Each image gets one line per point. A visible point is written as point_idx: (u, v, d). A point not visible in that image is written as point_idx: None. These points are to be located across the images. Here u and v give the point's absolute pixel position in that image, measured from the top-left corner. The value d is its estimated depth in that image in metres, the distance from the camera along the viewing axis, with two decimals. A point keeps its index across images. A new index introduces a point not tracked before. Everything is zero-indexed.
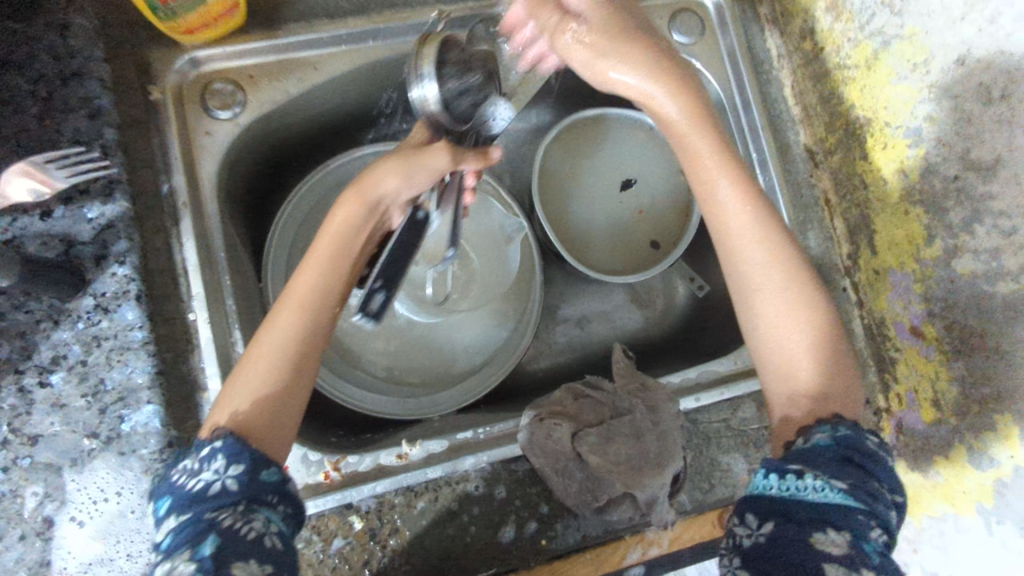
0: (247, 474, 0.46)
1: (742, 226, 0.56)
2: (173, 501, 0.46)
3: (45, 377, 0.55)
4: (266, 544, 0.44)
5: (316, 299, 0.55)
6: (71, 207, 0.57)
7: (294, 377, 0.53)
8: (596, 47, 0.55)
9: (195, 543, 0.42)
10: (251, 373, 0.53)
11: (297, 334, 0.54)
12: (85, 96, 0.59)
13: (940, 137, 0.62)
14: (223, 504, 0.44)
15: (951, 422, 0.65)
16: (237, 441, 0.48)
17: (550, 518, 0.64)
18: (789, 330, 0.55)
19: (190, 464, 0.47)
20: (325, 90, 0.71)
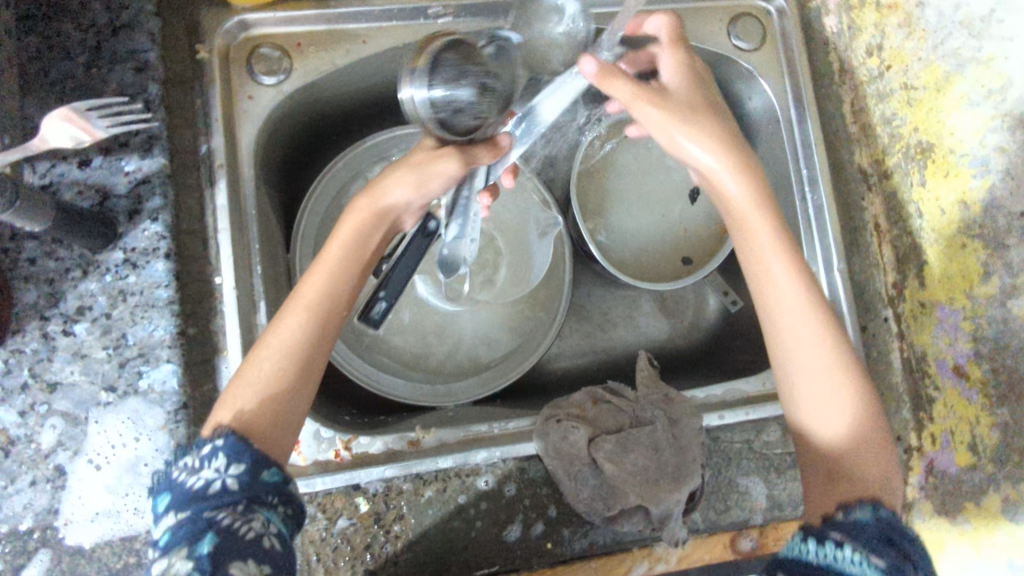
0: (248, 474, 0.46)
1: (788, 302, 0.55)
2: (170, 497, 0.45)
3: (69, 327, 0.55)
4: (264, 544, 0.43)
5: (321, 302, 0.54)
6: (110, 157, 0.57)
7: (300, 377, 0.52)
8: (668, 112, 0.54)
9: (192, 542, 0.41)
10: (257, 372, 0.51)
11: (306, 332, 0.53)
12: (133, 49, 0.58)
13: (1009, 171, 0.61)
14: (223, 502, 0.44)
15: (987, 469, 0.64)
16: (241, 441, 0.47)
17: (558, 523, 0.63)
18: (828, 416, 0.53)
19: (190, 461, 0.46)
20: (372, 63, 0.70)
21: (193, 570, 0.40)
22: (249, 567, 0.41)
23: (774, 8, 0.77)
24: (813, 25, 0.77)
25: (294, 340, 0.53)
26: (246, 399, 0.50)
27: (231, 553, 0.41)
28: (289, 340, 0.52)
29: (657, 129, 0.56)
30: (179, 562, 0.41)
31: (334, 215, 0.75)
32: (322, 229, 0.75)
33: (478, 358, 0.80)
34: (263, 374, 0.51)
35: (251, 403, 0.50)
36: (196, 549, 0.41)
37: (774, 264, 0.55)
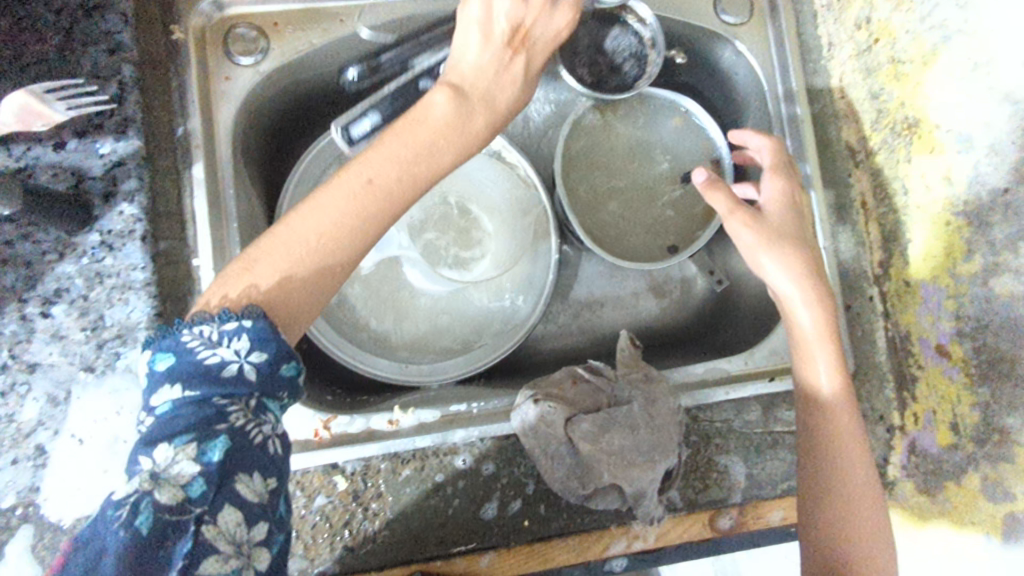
0: (267, 365, 0.44)
1: (846, 438, 0.58)
2: (178, 367, 0.42)
3: (47, 309, 0.55)
4: (268, 451, 0.43)
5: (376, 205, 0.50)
6: (85, 141, 0.57)
7: (326, 281, 0.50)
8: (765, 239, 0.61)
9: (203, 438, 0.40)
10: (293, 246, 0.48)
11: (357, 219, 0.50)
12: (106, 30, 0.59)
13: (993, 146, 0.58)
14: (237, 394, 0.42)
15: (966, 449, 0.62)
16: (267, 329, 0.45)
17: (535, 500, 0.64)
18: (853, 548, 0.57)
19: (208, 334, 0.43)
20: (354, 44, 0.70)
21: (200, 475, 0.39)
22: (253, 481, 0.41)
23: None
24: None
25: (348, 227, 0.49)
26: (275, 272, 0.47)
27: (239, 462, 0.41)
28: (343, 227, 0.49)
29: (747, 251, 0.62)
30: (187, 458, 0.39)
31: None
32: None
33: (466, 336, 0.80)
34: (305, 251, 0.48)
35: (271, 280, 0.47)
36: (205, 452, 0.39)
37: (833, 403, 0.59)
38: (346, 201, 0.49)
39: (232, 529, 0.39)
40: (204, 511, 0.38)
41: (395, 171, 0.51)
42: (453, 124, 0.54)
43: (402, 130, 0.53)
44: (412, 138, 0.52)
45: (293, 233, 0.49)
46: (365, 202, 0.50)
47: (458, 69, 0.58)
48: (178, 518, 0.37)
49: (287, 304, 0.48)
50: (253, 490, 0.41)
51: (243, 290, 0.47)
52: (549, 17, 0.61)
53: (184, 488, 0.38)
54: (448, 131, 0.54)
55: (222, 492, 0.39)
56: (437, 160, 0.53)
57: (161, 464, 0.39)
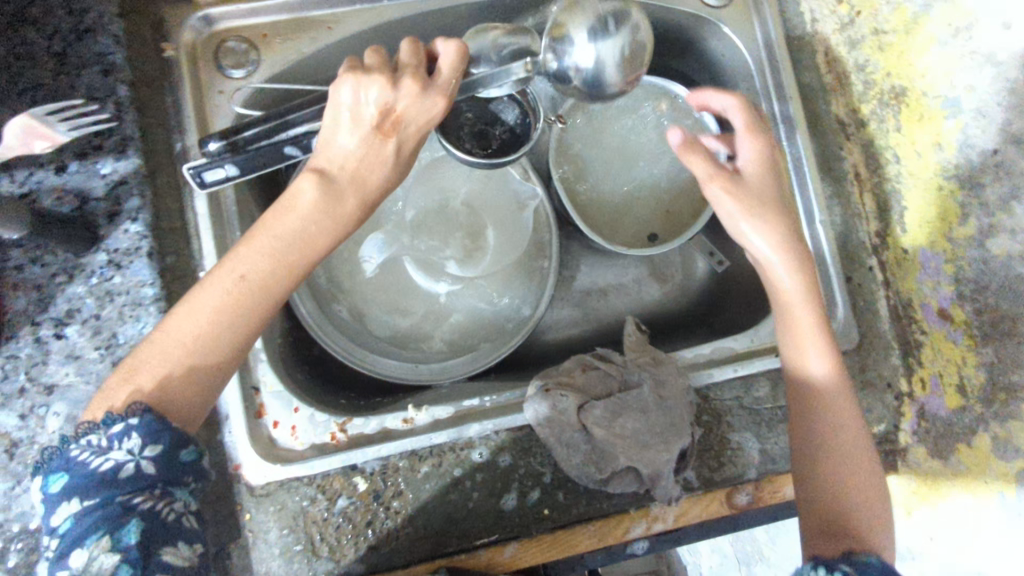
0: (165, 454, 0.43)
1: (827, 386, 0.58)
2: (70, 481, 0.41)
3: (61, 330, 0.56)
4: (185, 525, 0.43)
5: (252, 296, 0.48)
6: (85, 163, 0.58)
7: (208, 379, 0.47)
8: (748, 208, 0.58)
9: (113, 531, 0.40)
10: (169, 350, 0.46)
11: (231, 318, 0.47)
12: (98, 52, 0.59)
13: (980, 108, 0.59)
14: (139, 486, 0.42)
15: (975, 410, 0.63)
16: (157, 420, 0.43)
17: (553, 489, 0.64)
18: (853, 490, 0.55)
19: (97, 440, 0.43)
20: (344, 50, 0.70)
21: (123, 562, 0.39)
22: (179, 548, 0.42)
23: None
24: None
25: (222, 325, 0.47)
26: (150, 378, 0.46)
27: (161, 539, 0.41)
28: (223, 318, 0.47)
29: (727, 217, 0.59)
30: (102, 554, 0.39)
31: None
32: None
33: (470, 335, 0.80)
34: (181, 352, 0.46)
35: (146, 385, 0.46)
36: (120, 540, 0.40)
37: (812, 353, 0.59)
38: (217, 302, 0.47)
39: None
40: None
41: (268, 262, 0.49)
42: (325, 208, 0.51)
43: (270, 220, 0.50)
44: (280, 230, 0.49)
45: (166, 338, 0.47)
46: (238, 304, 0.47)
47: (327, 153, 0.52)
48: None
49: (178, 398, 0.46)
50: (181, 556, 0.42)
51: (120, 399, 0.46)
52: (418, 103, 0.52)
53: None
54: (317, 222, 0.50)
55: (149, 569, 0.40)
56: (316, 244, 0.50)
57: (81, 566, 0.39)
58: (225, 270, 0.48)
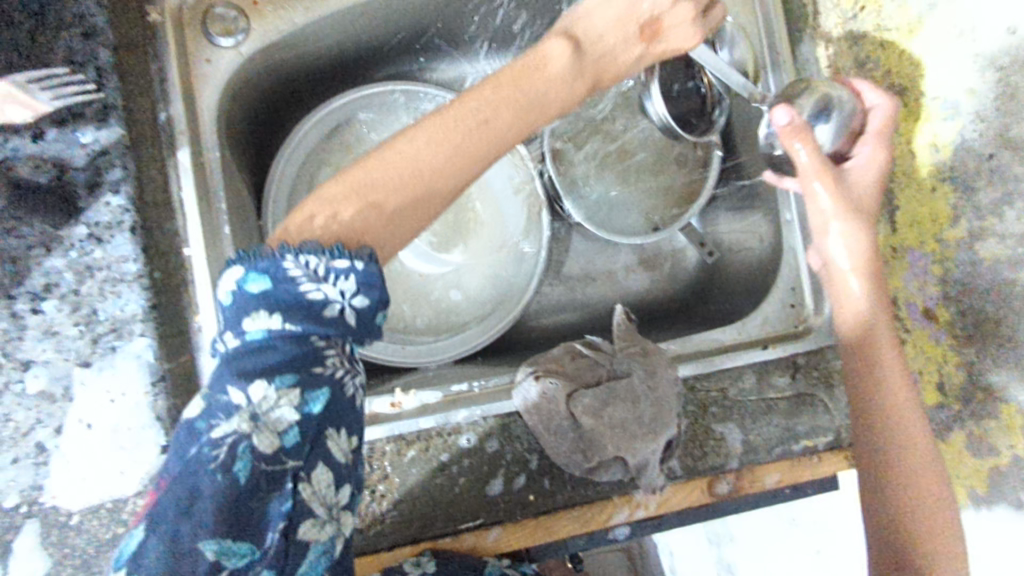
0: (365, 311, 0.42)
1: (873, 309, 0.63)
2: (273, 292, 0.40)
3: (37, 305, 0.54)
4: (355, 404, 0.43)
5: (489, 146, 0.47)
6: (65, 129, 0.55)
7: (411, 216, 0.46)
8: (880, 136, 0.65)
9: (305, 390, 0.39)
10: (399, 168, 0.45)
11: (462, 156, 0.46)
12: (80, 13, 0.57)
13: (978, 112, 0.59)
14: (333, 335, 0.41)
15: (952, 407, 0.65)
16: (377, 272, 0.42)
17: (538, 475, 0.64)
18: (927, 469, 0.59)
19: (314, 264, 0.41)
20: (336, 20, 0.68)
21: (297, 425, 0.39)
22: (340, 438, 0.41)
23: None
24: None
25: (458, 154, 0.46)
26: (380, 190, 0.45)
27: (335, 417, 0.41)
28: (442, 159, 0.46)
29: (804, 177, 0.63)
30: (287, 408, 0.38)
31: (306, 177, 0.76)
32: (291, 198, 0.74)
33: (463, 312, 0.80)
34: (393, 188, 0.45)
35: (367, 200, 0.44)
36: (308, 403, 0.39)
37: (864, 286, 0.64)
38: (460, 136, 0.46)
39: (323, 491, 0.39)
40: (298, 467, 0.38)
41: (507, 112, 0.48)
42: (574, 78, 0.52)
43: (541, 63, 0.51)
44: (531, 87, 0.50)
45: (399, 157, 0.45)
46: (482, 141, 0.47)
47: (585, 23, 0.55)
48: (273, 471, 0.37)
49: (369, 235, 0.44)
50: (341, 451, 0.41)
51: (342, 211, 0.44)
52: (679, 26, 0.58)
53: (280, 438, 0.38)
54: (564, 86, 0.52)
55: (317, 451, 0.39)
56: (548, 110, 0.51)
57: (259, 403, 0.38)
58: (466, 113, 0.47)
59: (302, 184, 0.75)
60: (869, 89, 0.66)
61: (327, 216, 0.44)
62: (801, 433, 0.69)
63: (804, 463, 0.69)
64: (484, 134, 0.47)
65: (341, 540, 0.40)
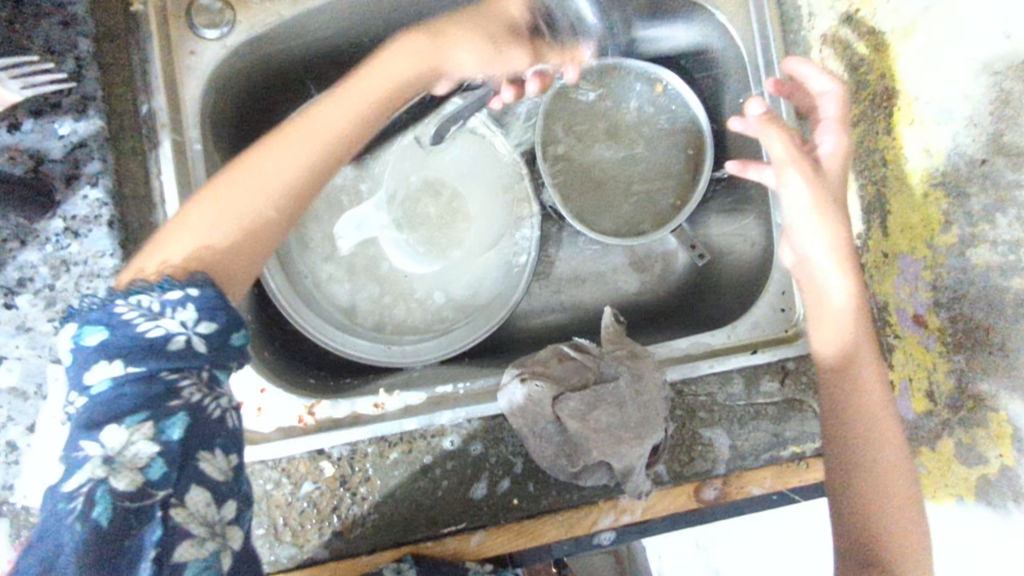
0: (218, 334, 0.42)
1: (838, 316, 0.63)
2: (111, 340, 0.39)
3: (11, 300, 0.53)
4: (224, 425, 0.42)
5: (292, 143, 0.52)
6: (41, 121, 0.55)
7: (276, 220, 0.50)
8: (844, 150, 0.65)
9: (158, 418, 0.38)
10: (245, 195, 0.48)
11: (298, 179, 0.51)
12: (58, 1, 0.57)
13: (971, 119, 0.58)
14: (189, 366, 0.41)
15: (942, 415, 0.64)
16: (216, 296, 0.43)
17: (523, 478, 0.63)
18: (899, 480, 0.59)
19: (148, 302, 0.41)
20: (324, 13, 0.66)
21: (159, 456, 0.38)
22: (214, 457, 0.40)
23: None
24: None
25: (299, 178, 0.51)
26: (238, 215, 0.48)
27: (200, 440, 0.40)
28: (281, 165, 0.50)
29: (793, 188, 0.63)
30: (143, 441, 0.38)
31: None
32: None
33: (453, 312, 0.79)
34: (251, 199, 0.49)
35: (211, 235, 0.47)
36: (164, 431, 0.38)
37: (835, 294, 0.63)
38: (295, 143, 0.52)
39: (200, 509, 0.39)
40: (168, 495, 0.37)
41: (335, 117, 0.54)
42: (388, 93, 0.58)
43: (390, 77, 0.59)
44: (364, 83, 0.58)
45: (241, 186, 0.49)
46: (291, 140, 0.52)
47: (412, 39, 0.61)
48: (139, 507, 0.36)
49: (233, 248, 0.48)
50: (217, 469, 0.40)
51: (175, 253, 0.46)
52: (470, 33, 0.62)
53: (142, 473, 0.37)
54: (395, 88, 0.59)
55: (185, 475, 0.38)
56: (364, 109, 0.56)
57: (115, 448, 0.37)
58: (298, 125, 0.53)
59: None
60: (816, 70, 0.66)
61: (161, 261, 0.46)
62: (790, 438, 0.68)
63: (793, 470, 0.69)
64: (295, 134, 0.52)
65: (229, 556, 0.39)
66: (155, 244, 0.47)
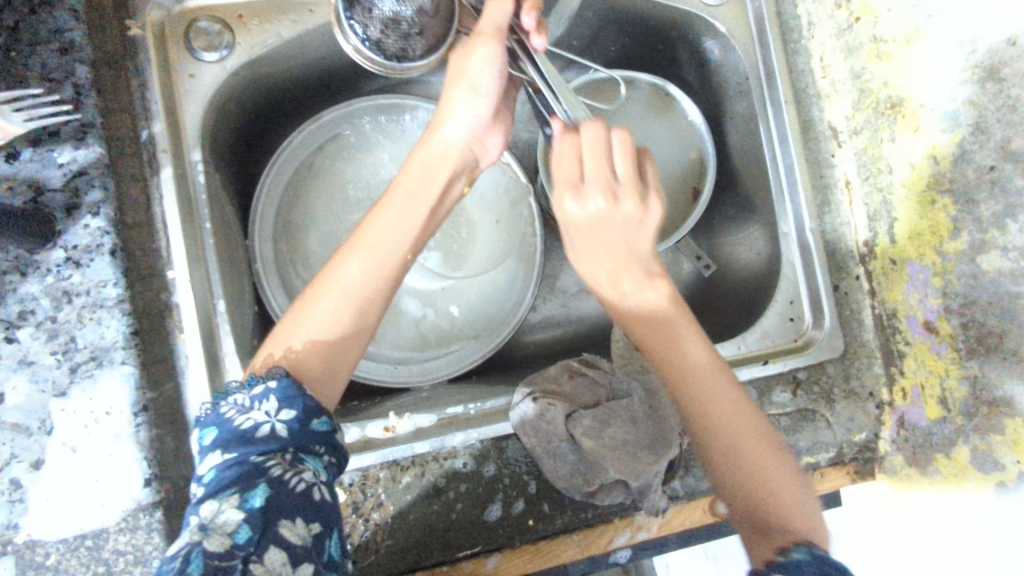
0: (298, 421, 0.45)
1: (697, 365, 0.57)
2: (219, 434, 0.44)
3: (12, 333, 0.52)
4: (313, 498, 0.42)
5: (373, 247, 0.53)
6: (40, 150, 0.54)
7: (355, 322, 0.52)
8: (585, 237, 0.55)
9: (244, 489, 0.40)
10: (338, 296, 0.51)
11: (382, 275, 0.53)
12: (56, 28, 0.55)
13: (978, 123, 0.58)
14: (273, 449, 0.43)
15: (956, 422, 0.64)
16: (293, 386, 0.46)
17: (538, 499, 0.62)
18: (771, 465, 0.55)
19: (240, 400, 0.45)
20: (324, 34, 0.66)
21: (245, 522, 0.39)
22: (296, 525, 0.40)
23: None
24: None
25: (381, 273, 0.53)
26: (322, 326, 0.50)
27: (283, 508, 0.40)
28: (360, 276, 0.52)
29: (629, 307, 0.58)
30: (229, 508, 0.39)
31: (293, 193, 0.74)
32: (279, 213, 0.73)
33: (459, 328, 0.79)
34: (335, 312, 0.51)
35: (310, 339, 0.50)
36: (248, 499, 0.40)
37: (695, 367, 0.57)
38: (373, 252, 0.53)
39: (278, 569, 0.38)
40: (250, 553, 0.38)
41: (397, 222, 0.54)
42: (431, 169, 0.57)
43: (428, 157, 0.57)
44: (426, 170, 0.56)
45: (334, 292, 0.52)
46: (377, 251, 0.53)
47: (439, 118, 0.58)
48: (226, 566, 0.37)
49: (322, 359, 0.50)
50: (297, 534, 0.40)
51: (277, 350, 0.50)
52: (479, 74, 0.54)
53: (230, 536, 0.38)
54: (441, 160, 0.57)
55: (267, 537, 0.39)
56: (419, 195, 0.56)
57: (208, 517, 0.39)
58: (361, 238, 0.54)
59: (289, 205, 0.74)
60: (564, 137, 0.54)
61: (283, 351, 0.50)
62: (804, 450, 0.69)
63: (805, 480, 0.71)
64: (369, 239, 0.53)
65: None
66: (273, 339, 0.52)
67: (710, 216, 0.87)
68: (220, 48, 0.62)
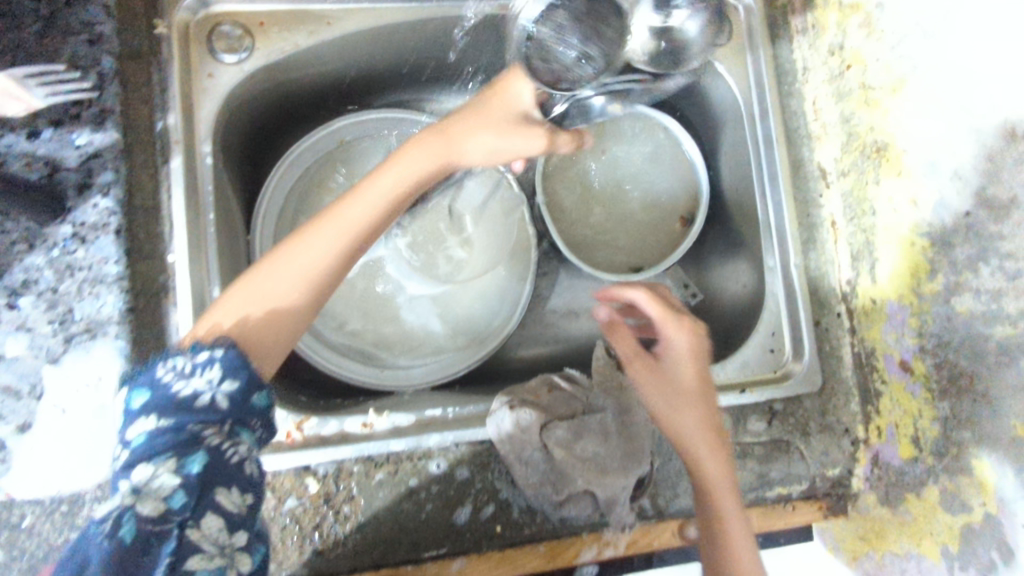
0: (239, 392, 0.46)
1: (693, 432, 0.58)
2: (152, 399, 0.44)
3: (13, 300, 0.55)
4: (246, 471, 0.44)
5: (328, 241, 0.54)
6: (60, 131, 0.58)
7: (305, 302, 0.53)
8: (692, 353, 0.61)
9: (180, 455, 0.42)
10: (289, 273, 0.52)
11: (331, 267, 0.54)
12: (86, 20, 0.60)
13: (959, 172, 0.61)
14: (211, 420, 0.44)
15: (927, 461, 0.65)
16: (238, 356, 0.47)
17: (507, 506, 0.63)
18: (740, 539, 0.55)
19: (181, 363, 0.45)
20: (338, 45, 0.70)
21: (180, 488, 0.41)
22: (230, 493, 0.43)
23: (744, 7, 0.79)
24: (779, 24, 0.79)
25: (343, 253, 0.54)
26: (273, 304, 0.52)
27: (217, 477, 0.42)
28: (307, 262, 0.53)
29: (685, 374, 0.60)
30: (165, 473, 0.41)
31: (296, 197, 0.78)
32: (283, 213, 0.77)
33: (445, 339, 0.81)
34: (283, 292, 0.52)
35: (260, 310, 0.51)
36: (185, 466, 0.41)
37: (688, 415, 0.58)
38: (321, 250, 0.53)
39: (215, 534, 0.41)
40: (185, 518, 0.40)
41: (341, 240, 0.54)
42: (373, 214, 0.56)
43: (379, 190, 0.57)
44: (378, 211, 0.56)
45: (285, 267, 0.53)
46: (329, 254, 0.54)
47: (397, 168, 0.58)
48: (160, 530, 0.39)
49: (267, 333, 0.52)
50: (233, 502, 0.43)
51: (222, 320, 0.51)
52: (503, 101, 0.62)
53: (165, 500, 0.40)
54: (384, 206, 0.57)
55: (202, 504, 0.41)
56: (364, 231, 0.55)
57: (143, 480, 0.40)
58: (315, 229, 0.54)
59: (293, 206, 0.78)
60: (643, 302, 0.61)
61: (232, 321, 0.51)
62: (776, 480, 0.70)
63: (777, 511, 0.71)
64: (323, 226, 0.54)
65: None
66: (219, 307, 0.52)
67: (701, 247, 0.90)
68: (240, 51, 0.66)
